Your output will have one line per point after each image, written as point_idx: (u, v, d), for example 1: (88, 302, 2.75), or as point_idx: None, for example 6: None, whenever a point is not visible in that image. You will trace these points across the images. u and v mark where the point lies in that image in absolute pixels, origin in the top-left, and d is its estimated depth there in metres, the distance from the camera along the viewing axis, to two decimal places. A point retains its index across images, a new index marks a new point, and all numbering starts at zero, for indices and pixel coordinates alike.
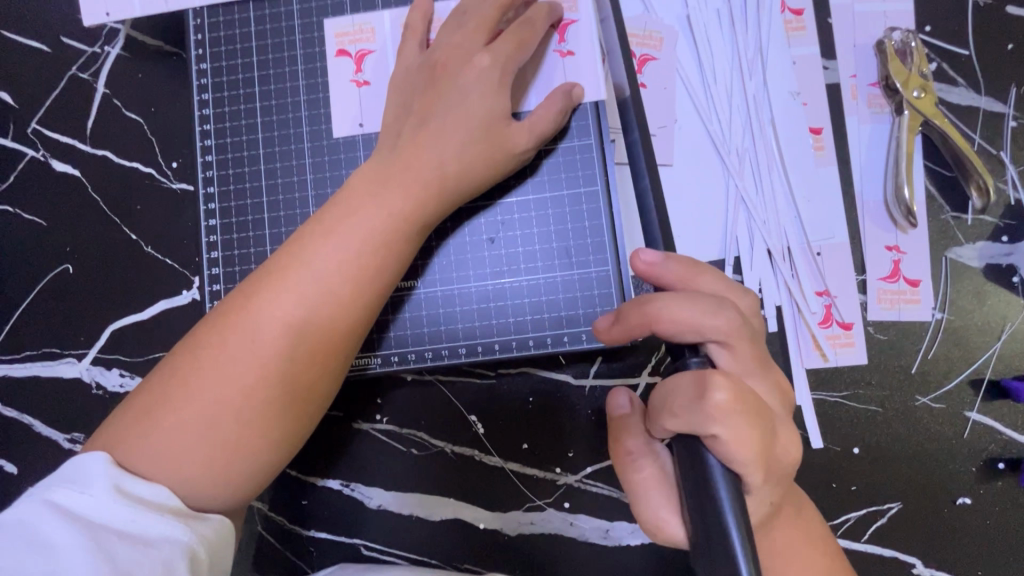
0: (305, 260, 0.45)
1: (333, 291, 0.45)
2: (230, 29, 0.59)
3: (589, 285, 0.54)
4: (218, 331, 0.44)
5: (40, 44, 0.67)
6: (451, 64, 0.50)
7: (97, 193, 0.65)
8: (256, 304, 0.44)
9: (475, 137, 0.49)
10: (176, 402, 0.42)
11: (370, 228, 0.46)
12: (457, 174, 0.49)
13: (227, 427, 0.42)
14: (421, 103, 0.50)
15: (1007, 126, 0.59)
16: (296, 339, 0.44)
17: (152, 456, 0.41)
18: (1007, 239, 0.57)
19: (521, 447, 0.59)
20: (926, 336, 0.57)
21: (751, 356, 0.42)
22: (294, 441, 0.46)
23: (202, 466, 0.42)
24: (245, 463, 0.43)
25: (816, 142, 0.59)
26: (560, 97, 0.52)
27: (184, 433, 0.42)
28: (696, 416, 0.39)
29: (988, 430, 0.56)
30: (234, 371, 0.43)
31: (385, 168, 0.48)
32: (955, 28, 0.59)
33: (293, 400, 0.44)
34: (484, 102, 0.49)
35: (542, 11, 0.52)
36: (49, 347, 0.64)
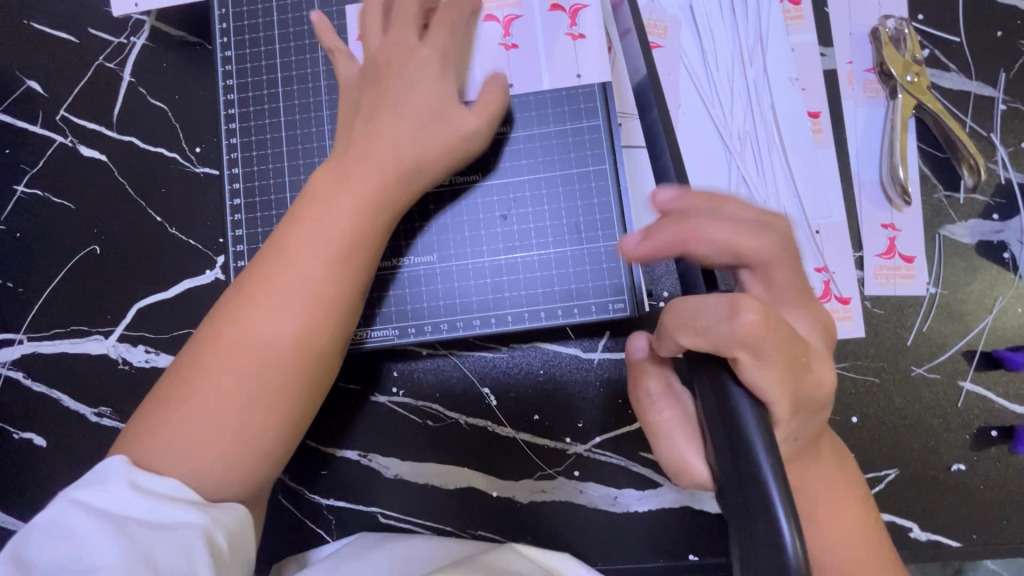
0: (280, 254, 0.48)
1: (316, 277, 0.47)
2: (253, 18, 0.62)
3: (598, 259, 0.56)
4: (213, 332, 0.47)
5: (68, 35, 0.69)
6: (393, 59, 0.52)
7: (123, 177, 0.68)
8: (242, 302, 0.47)
9: (426, 124, 0.51)
10: (178, 400, 0.45)
11: (343, 217, 0.49)
12: (415, 160, 0.51)
13: (232, 413, 0.45)
14: (373, 91, 0.52)
15: (997, 109, 0.61)
16: (282, 324, 0.47)
17: (163, 453, 0.44)
18: (998, 217, 0.60)
19: (532, 419, 0.61)
20: (922, 310, 0.59)
21: (777, 289, 0.40)
22: (299, 419, 0.49)
23: (211, 453, 0.44)
24: (255, 443, 0.46)
25: (814, 125, 0.62)
26: (496, 81, 0.55)
27: (188, 427, 0.44)
28: (720, 335, 0.35)
29: (982, 399, 0.58)
30: (232, 362, 0.46)
31: (343, 159, 0.51)
32: (947, 16, 0.62)
33: (292, 381, 0.47)
34: (432, 89, 0.52)
35: None
36: (77, 325, 0.66)
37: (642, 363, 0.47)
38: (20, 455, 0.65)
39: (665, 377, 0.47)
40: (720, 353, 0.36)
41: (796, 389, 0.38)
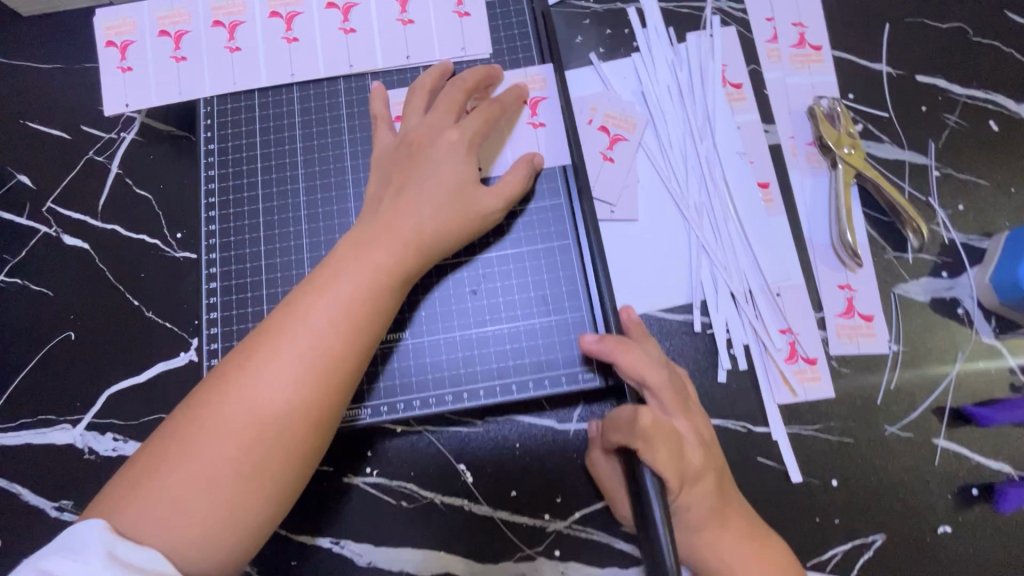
0: (300, 318, 0.49)
1: (326, 346, 0.48)
2: (237, 115, 0.66)
3: (566, 329, 0.58)
4: (218, 390, 0.47)
5: (62, 133, 0.74)
6: (426, 140, 0.56)
7: (103, 263, 0.69)
8: (255, 362, 0.47)
9: (451, 202, 0.55)
10: (177, 458, 0.44)
11: (357, 286, 0.51)
12: (434, 235, 0.54)
13: (227, 482, 0.44)
14: (398, 175, 0.56)
15: (932, 175, 0.66)
16: (293, 392, 0.47)
17: (147, 518, 0.43)
18: (947, 274, 0.63)
19: (509, 494, 0.60)
20: (887, 366, 0.60)
21: (673, 401, 0.50)
22: (290, 494, 0.48)
23: (200, 524, 0.43)
24: (240, 518, 0.45)
25: (765, 194, 0.66)
26: (524, 165, 0.58)
27: (185, 490, 0.44)
28: (630, 433, 0.46)
29: (960, 457, 0.58)
30: (233, 427, 0.45)
31: (370, 231, 0.53)
32: (875, 95, 0.68)
33: (290, 452, 0.47)
34: (454, 170, 0.55)
35: (510, 94, 0.60)
36: (44, 414, 0.65)
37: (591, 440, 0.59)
38: None
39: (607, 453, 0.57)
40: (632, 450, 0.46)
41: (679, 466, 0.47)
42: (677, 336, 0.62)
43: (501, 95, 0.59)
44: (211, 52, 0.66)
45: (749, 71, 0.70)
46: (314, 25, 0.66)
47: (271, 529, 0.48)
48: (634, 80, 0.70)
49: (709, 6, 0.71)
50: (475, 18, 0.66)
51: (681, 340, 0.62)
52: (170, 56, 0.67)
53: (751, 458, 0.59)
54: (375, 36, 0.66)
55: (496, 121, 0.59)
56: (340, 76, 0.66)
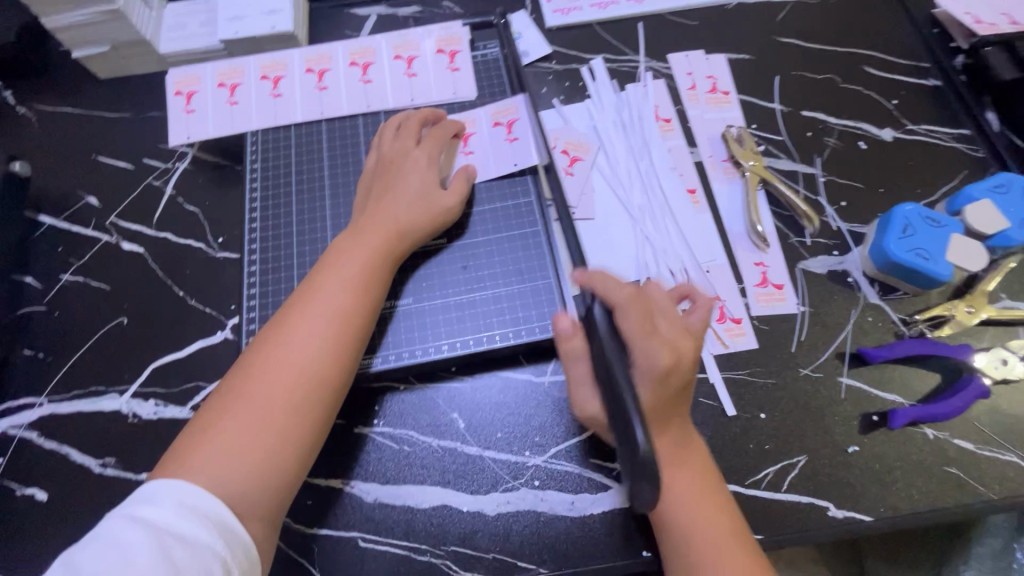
0: (314, 299, 0.63)
1: (335, 308, 0.63)
2: (276, 142, 0.84)
3: (538, 292, 0.72)
4: (257, 353, 0.61)
5: (126, 163, 0.91)
6: (397, 159, 0.74)
7: (155, 263, 0.83)
8: (281, 329, 0.62)
9: (420, 201, 0.71)
10: (229, 412, 0.58)
11: (357, 271, 0.66)
12: (407, 224, 0.70)
13: (270, 424, 0.58)
14: (378, 185, 0.73)
15: (820, 181, 0.85)
16: (314, 343, 0.61)
17: (216, 451, 0.56)
18: (838, 252, 0.79)
19: (495, 436, 0.71)
20: (797, 323, 0.75)
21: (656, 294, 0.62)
22: (318, 433, 0.60)
23: (253, 457, 0.56)
24: (288, 442, 0.58)
25: (693, 197, 0.84)
26: (462, 176, 0.75)
27: (241, 430, 0.57)
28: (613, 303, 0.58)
29: (860, 391, 0.71)
30: (272, 375, 0.59)
31: (362, 226, 0.69)
32: (772, 125, 0.89)
33: (313, 398, 0.60)
34: (421, 178, 0.73)
35: (449, 124, 0.78)
36: (95, 386, 0.76)
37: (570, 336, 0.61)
38: (20, 510, 0.70)
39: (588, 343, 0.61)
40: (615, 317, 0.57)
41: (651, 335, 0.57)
42: None
43: (444, 124, 0.78)
44: (259, 98, 0.85)
45: (676, 109, 0.91)
46: (340, 78, 0.86)
47: (306, 464, 0.60)
48: (587, 117, 0.90)
49: (642, 65, 0.94)
50: (464, 72, 0.86)
51: None
52: (226, 102, 0.85)
53: (695, 398, 0.71)
54: (387, 85, 0.85)
55: (445, 141, 0.77)
56: (359, 114, 0.85)
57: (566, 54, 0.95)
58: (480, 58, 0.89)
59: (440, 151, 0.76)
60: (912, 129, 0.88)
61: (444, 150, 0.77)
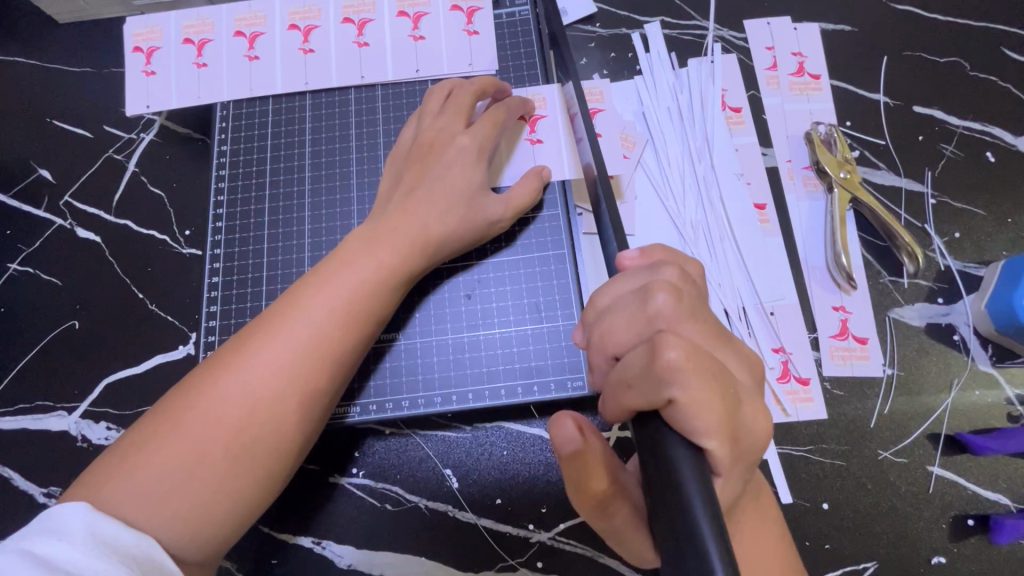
0: (299, 309, 0.49)
1: (322, 337, 0.49)
2: (251, 118, 0.69)
3: (557, 337, 0.58)
4: (212, 373, 0.46)
5: (84, 131, 0.77)
6: (437, 143, 0.58)
7: (112, 256, 0.71)
8: (250, 348, 0.47)
9: (458, 205, 0.56)
10: (164, 441, 0.44)
11: (358, 281, 0.51)
12: (439, 238, 0.55)
13: (212, 468, 0.44)
14: (410, 177, 0.57)
15: (928, 204, 0.66)
16: (288, 379, 0.47)
17: (130, 495, 0.42)
18: (943, 300, 0.63)
19: (495, 502, 0.59)
20: (880, 390, 0.60)
21: (697, 325, 0.39)
22: (271, 486, 0.47)
23: (184, 510, 0.43)
24: (228, 503, 0.45)
25: (760, 215, 0.67)
26: (533, 178, 0.59)
27: (167, 475, 0.43)
28: (648, 382, 0.36)
29: (953, 485, 0.57)
30: (224, 410, 0.45)
31: (379, 228, 0.54)
32: (872, 124, 0.70)
33: (276, 443, 0.47)
34: (466, 176, 0.57)
35: (514, 102, 0.61)
36: (42, 401, 0.66)
37: (584, 457, 0.40)
38: None
39: (612, 471, 0.42)
40: (656, 403, 0.36)
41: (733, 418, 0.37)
42: None
43: (508, 101, 0.61)
44: (232, 60, 0.69)
45: (749, 96, 0.72)
46: (330, 39, 0.69)
47: (249, 522, 0.47)
48: (635, 101, 0.72)
49: (711, 34, 0.74)
50: (484, 36, 0.68)
51: None
52: (192, 62, 0.70)
53: None
54: (387, 50, 0.68)
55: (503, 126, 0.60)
56: (351, 86, 0.69)
57: (614, 15, 0.75)
58: (505, 17, 0.70)
59: (495, 138, 0.60)
60: None
61: (501, 137, 0.60)
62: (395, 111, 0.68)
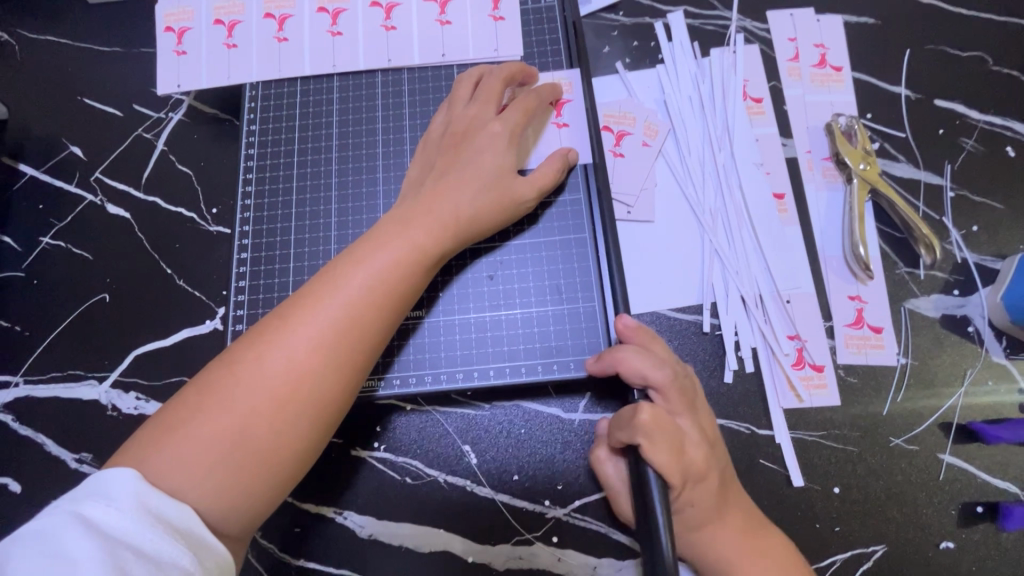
0: (337, 286, 0.51)
1: (358, 314, 0.50)
2: (279, 99, 0.70)
3: (578, 318, 0.59)
4: (255, 347, 0.48)
5: (114, 110, 0.79)
6: (469, 131, 0.60)
7: (141, 232, 0.73)
8: (290, 323, 0.49)
9: (490, 188, 0.57)
10: (211, 408, 0.46)
11: (392, 259, 0.53)
12: (468, 219, 0.56)
13: (256, 434, 0.46)
14: (443, 161, 0.59)
15: (947, 196, 0.67)
16: (326, 353, 0.49)
17: (180, 460, 0.44)
18: (959, 292, 0.63)
19: (512, 479, 0.61)
20: (894, 379, 0.61)
21: (678, 396, 0.52)
22: (308, 456, 0.49)
23: (229, 475, 0.45)
24: (270, 470, 0.47)
25: (780, 205, 0.68)
26: (559, 159, 0.60)
27: (214, 442, 0.45)
28: (628, 429, 0.50)
29: (964, 473, 0.58)
30: (266, 381, 0.47)
31: (411, 210, 0.56)
32: (894, 117, 0.70)
33: (315, 413, 0.48)
34: (496, 160, 0.58)
35: (545, 88, 0.62)
36: (74, 370, 0.68)
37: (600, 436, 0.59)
38: None
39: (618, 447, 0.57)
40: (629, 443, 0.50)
41: (683, 462, 0.50)
42: (686, 335, 0.64)
43: (538, 88, 0.62)
44: (262, 41, 0.71)
45: (770, 87, 0.72)
46: (358, 21, 0.70)
47: (287, 489, 0.49)
48: (657, 90, 0.73)
49: (734, 24, 0.74)
50: (510, 23, 0.68)
51: (690, 339, 0.64)
52: (222, 43, 0.71)
53: (754, 459, 0.59)
54: (414, 35, 0.69)
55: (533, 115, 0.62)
56: (378, 69, 0.70)
57: (638, 3, 0.76)
58: (530, 4, 0.71)
59: (525, 127, 0.61)
60: None
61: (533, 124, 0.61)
62: (421, 94, 0.69)
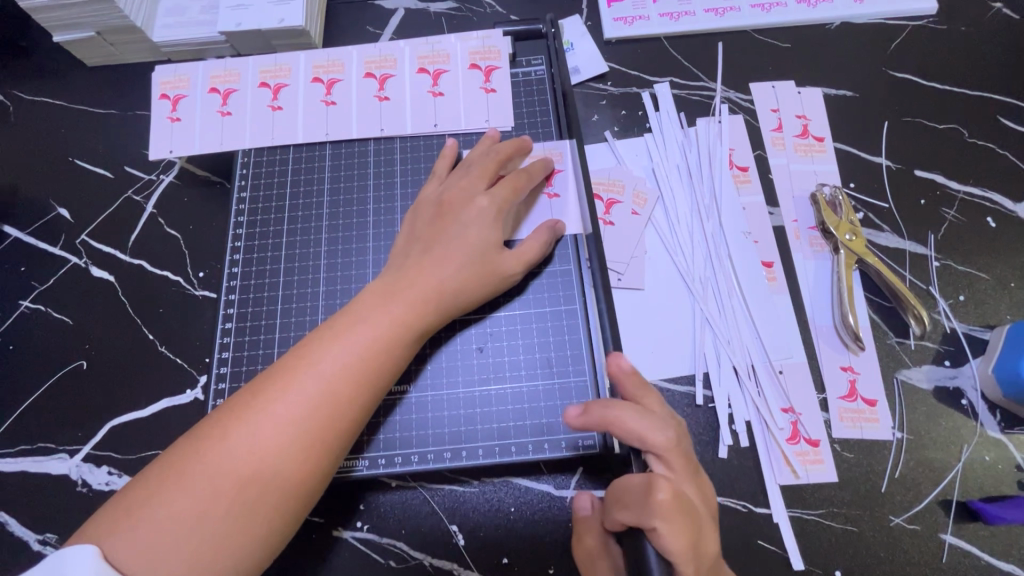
0: (313, 363, 0.49)
1: (334, 393, 0.49)
2: (271, 166, 0.71)
3: (568, 393, 0.58)
4: (223, 426, 0.47)
5: (105, 171, 0.79)
6: (456, 204, 0.60)
7: (125, 296, 0.72)
8: (263, 401, 0.48)
9: (475, 261, 0.57)
10: (178, 488, 0.44)
11: (373, 335, 0.52)
12: (453, 293, 0.56)
13: (221, 520, 0.44)
14: (429, 234, 0.59)
15: (933, 266, 0.68)
16: (297, 434, 0.47)
17: (136, 550, 0.42)
18: (950, 363, 0.63)
19: (501, 561, 0.58)
20: (890, 454, 0.60)
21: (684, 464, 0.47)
22: (273, 545, 0.47)
23: (187, 568, 0.42)
24: (231, 559, 0.44)
25: (768, 273, 0.68)
26: (545, 232, 0.61)
27: (173, 529, 0.43)
28: (641, 509, 0.44)
29: (968, 555, 0.56)
30: (233, 464, 0.45)
31: (391, 284, 0.55)
32: (876, 186, 0.72)
33: (282, 499, 0.46)
34: (482, 234, 0.58)
35: (537, 167, 0.63)
36: (44, 442, 0.65)
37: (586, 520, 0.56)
38: None
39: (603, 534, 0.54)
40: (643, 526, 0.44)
41: (698, 542, 0.44)
42: (679, 407, 0.63)
43: (530, 168, 0.63)
44: (256, 109, 0.72)
45: (755, 156, 0.74)
46: (351, 92, 0.71)
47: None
48: (645, 158, 0.74)
49: (719, 95, 0.77)
50: (501, 95, 0.70)
51: (684, 411, 0.63)
52: (217, 111, 0.72)
53: (752, 541, 0.57)
54: (407, 105, 0.71)
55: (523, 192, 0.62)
56: (371, 138, 0.71)
57: (626, 74, 0.78)
58: (521, 76, 0.73)
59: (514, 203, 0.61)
60: None
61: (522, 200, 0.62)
62: (413, 163, 0.70)
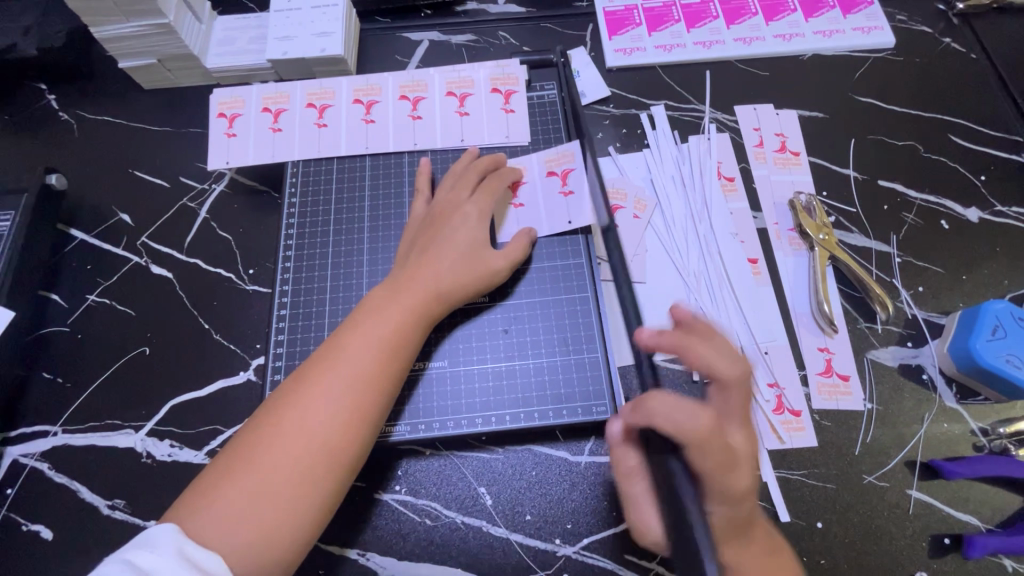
0: (341, 355, 0.58)
1: (362, 377, 0.57)
2: (318, 175, 0.81)
3: (583, 367, 0.67)
4: (273, 416, 0.55)
5: (162, 181, 0.88)
6: (445, 214, 0.70)
7: (182, 291, 0.80)
8: (302, 390, 0.56)
9: (464, 257, 0.66)
10: (241, 470, 0.52)
11: (388, 326, 0.60)
12: (447, 283, 0.64)
13: (281, 491, 0.52)
14: (423, 240, 0.68)
15: (896, 262, 0.78)
16: (336, 414, 0.55)
17: (214, 524, 0.50)
18: (912, 344, 0.73)
19: (524, 518, 0.66)
20: (863, 422, 0.69)
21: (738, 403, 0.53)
22: (327, 510, 0.54)
23: (260, 533, 0.50)
24: (294, 523, 0.52)
25: (754, 268, 0.78)
26: (524, 235, 0.70)
27: (244, 505, 0.51)
28: (684, 424, 0.48)
29: (931, 507, 0.65)
30: (286, 444, 0.53)
31: (398, 283, 0.64)
32: (845, 194, 0.82)
33: (330, 468, 0.54)
34: (469, 235, 0.68)
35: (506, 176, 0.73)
36: (111, 419, 0.73)
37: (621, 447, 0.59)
38: (24, 547, 0.67)
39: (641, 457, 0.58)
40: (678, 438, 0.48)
41: (726, 473, 0.49)
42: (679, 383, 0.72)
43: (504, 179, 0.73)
44: (304, 126, 0.82)
45: (741, 168, 0.84)
46: (388, 111, 0.82)
47: (308, 543, 0.54)
48: (644, 169, 0.85)
49: (707, 116, 0.88)
50: (519, 115, 0.81)
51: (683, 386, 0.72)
52: (268, 128, 0.82)
53: None
54: (437, 123, 0.81)
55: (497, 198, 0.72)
56: (405, 152, 0.81)
57: (625, 98, 0.90)
58: (535, 99, 0.84)
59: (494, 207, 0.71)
60: (1000, 212, 0.81)
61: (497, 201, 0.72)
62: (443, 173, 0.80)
